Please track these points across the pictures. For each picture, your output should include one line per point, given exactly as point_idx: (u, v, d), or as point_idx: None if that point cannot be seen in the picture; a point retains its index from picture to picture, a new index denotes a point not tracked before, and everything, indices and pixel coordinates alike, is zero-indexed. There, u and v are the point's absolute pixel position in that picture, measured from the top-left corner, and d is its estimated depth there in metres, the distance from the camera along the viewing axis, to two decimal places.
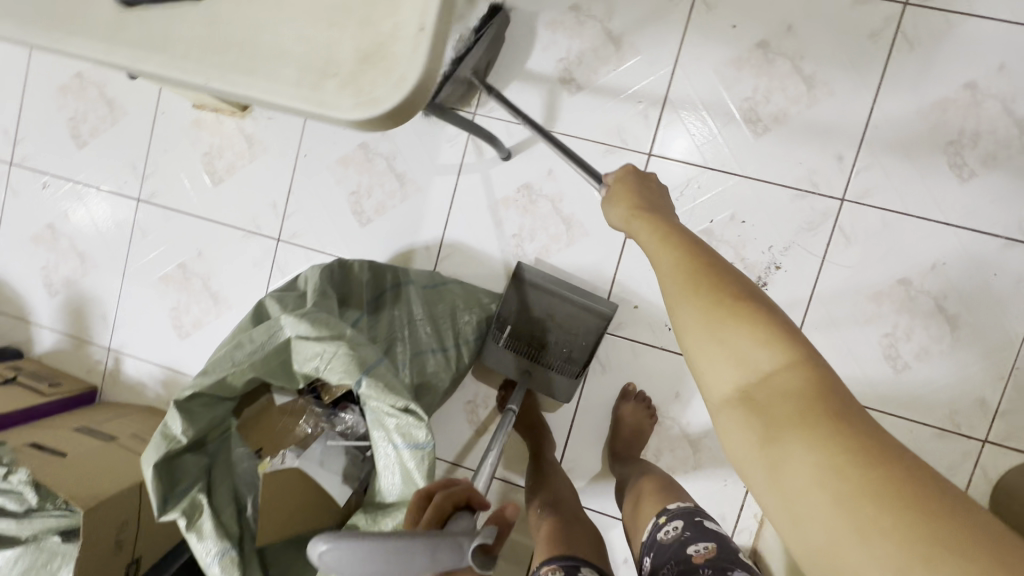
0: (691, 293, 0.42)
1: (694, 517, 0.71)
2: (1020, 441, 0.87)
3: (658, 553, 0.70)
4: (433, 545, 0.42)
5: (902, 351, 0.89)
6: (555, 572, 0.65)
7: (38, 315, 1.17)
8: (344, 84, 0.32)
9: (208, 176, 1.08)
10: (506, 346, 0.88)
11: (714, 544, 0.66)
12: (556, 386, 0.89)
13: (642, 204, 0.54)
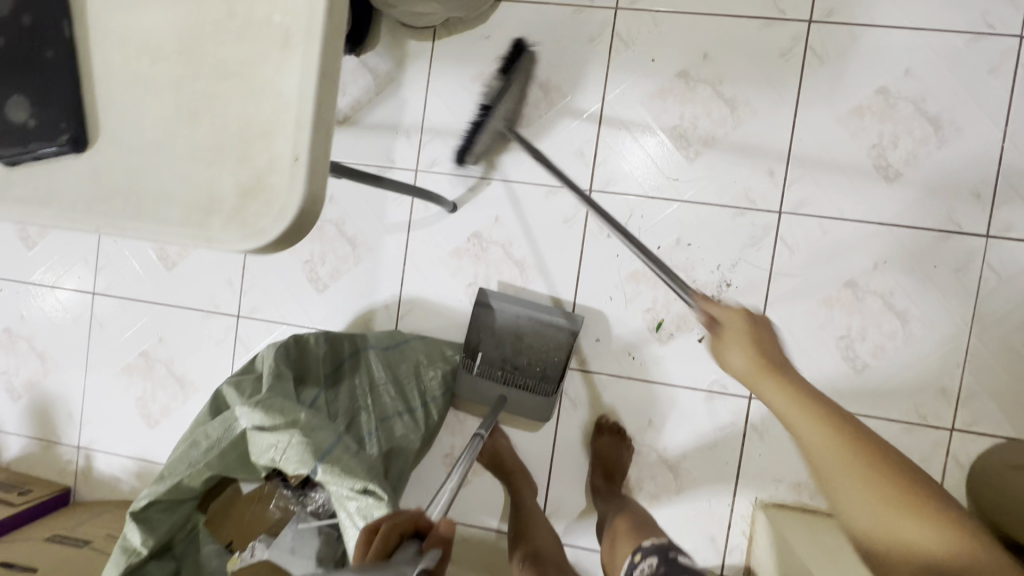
0: (855, 469, 0.48)
1: (667, 553, 0.71)
2: (985, 425, 0.89)
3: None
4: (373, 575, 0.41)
5: (859, 351, 0.91)
6: None
7: (2, 422, 1.15)
8: (228, 218, 0.34)
9: (161, 262, 1.08)
10: (478, 374, 0.87)
11: None
12: (535, 405, 0.86)
13: (768, 356, 0.54)
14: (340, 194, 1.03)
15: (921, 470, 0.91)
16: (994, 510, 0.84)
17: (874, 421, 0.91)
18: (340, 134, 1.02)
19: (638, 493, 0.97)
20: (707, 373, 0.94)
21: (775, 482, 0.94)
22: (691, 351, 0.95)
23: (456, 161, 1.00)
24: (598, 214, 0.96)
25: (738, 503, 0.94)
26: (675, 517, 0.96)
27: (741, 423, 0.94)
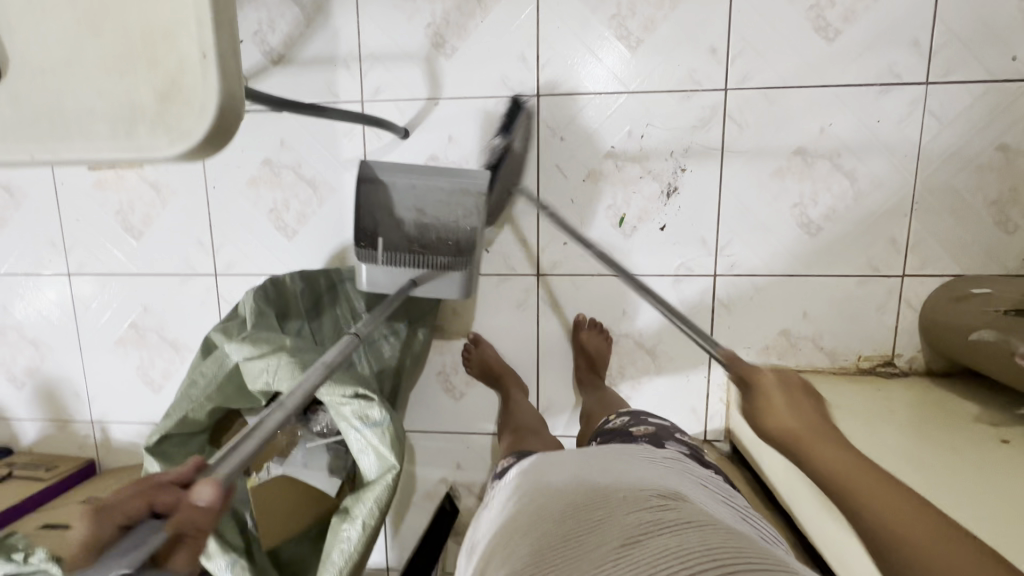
0: (830, 441, 0.56)
1: (637, 415, 0.79)
2: (933, 267, 0.95)
3: (604, 434, 0.78)
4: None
5: (812, 215, 0.95)
6: (509, 459, 0.75)
7: (13, 411, 1.19)
8: (155, 125, 0.35)
9: (128, 233, 1.08)
10: (385, 258, 0.85)
11: (653, 426, 0.74)
12: (445, 285, 0.88)
13: (807, 409, 0.59)
14: (291, 138, 1.02)
15: (877, 318, 0.98)
16: (940, 341, 0.92)
17: (831, 279, 0.97)
18: (278, 74, 0.99)
19: (621, 379, 1.04)
20: (672, 258, 0.99)
21: (745, 349, 1.01)
22: (655, 240, 0.99)
23: (400, 85, 0.98)
24: (549, 119, 0.97)
25: (713, 374, 1.02)
26: (657, 395, 1.04)
27: (707, 300, 1.00)
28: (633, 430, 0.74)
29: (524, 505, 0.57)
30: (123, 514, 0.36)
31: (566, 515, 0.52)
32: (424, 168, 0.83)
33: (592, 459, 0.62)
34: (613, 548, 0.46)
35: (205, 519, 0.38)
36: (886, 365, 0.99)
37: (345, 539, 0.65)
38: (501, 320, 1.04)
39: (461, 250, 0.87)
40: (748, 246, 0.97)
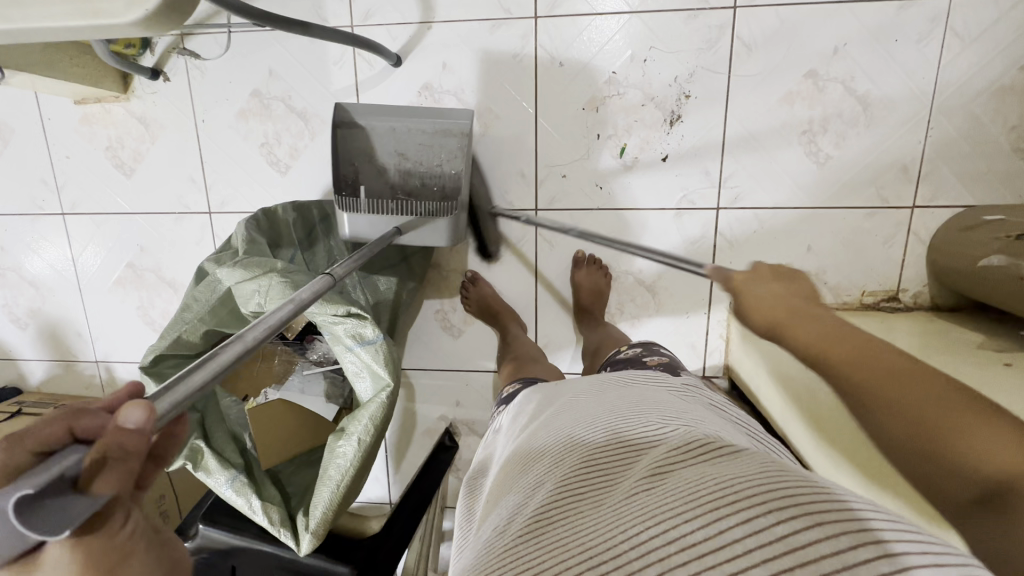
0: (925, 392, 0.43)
1: (650, 345, 0.77)
2: (945, 198, 0.91)
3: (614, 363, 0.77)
4: None
5: (821, 144, 0.92)
6: (513, 386, 0.74)
7: (19, 352, 1.21)
8: None
9: (119, 170, 1.06)
10: (368, 206, 0.83)
11: (666, 356, 0.72)
12: (433, 231, 0.85)
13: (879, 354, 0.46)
14: (280, 67, 0.98)
15: (884, 252, 0.95)
16: (947, 273, 0.89)
17: (839, 211, 0.94)
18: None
19: (620, 316, 1.03)
20: (674, 191, 0.96)
21: None
22: (656, 172, 0.96)
23: (391, 8, 0.93)
24: (547, 43, 0.92)
25: (714, 311, 1.00)
26: (656, 332, 1.03)
27: (709, 235, 0.97)
28: (647, 359, 0.71)
29: (543, 429, 0.52)
30: (39, 441, 0.29)
31: (586, 437, 0.47)
32: (403, 108, 0.85)
33: (613, 388, 0.57)
34: (641, 467, 0.42)
35: (138, 440, 0.30)
36: (890, 301, 0.97)
37: (342, 453, 0.66)
38: (499, 257, 1.02)
39: (445, 192, 0.87)
40: (753, 177, 0.94)
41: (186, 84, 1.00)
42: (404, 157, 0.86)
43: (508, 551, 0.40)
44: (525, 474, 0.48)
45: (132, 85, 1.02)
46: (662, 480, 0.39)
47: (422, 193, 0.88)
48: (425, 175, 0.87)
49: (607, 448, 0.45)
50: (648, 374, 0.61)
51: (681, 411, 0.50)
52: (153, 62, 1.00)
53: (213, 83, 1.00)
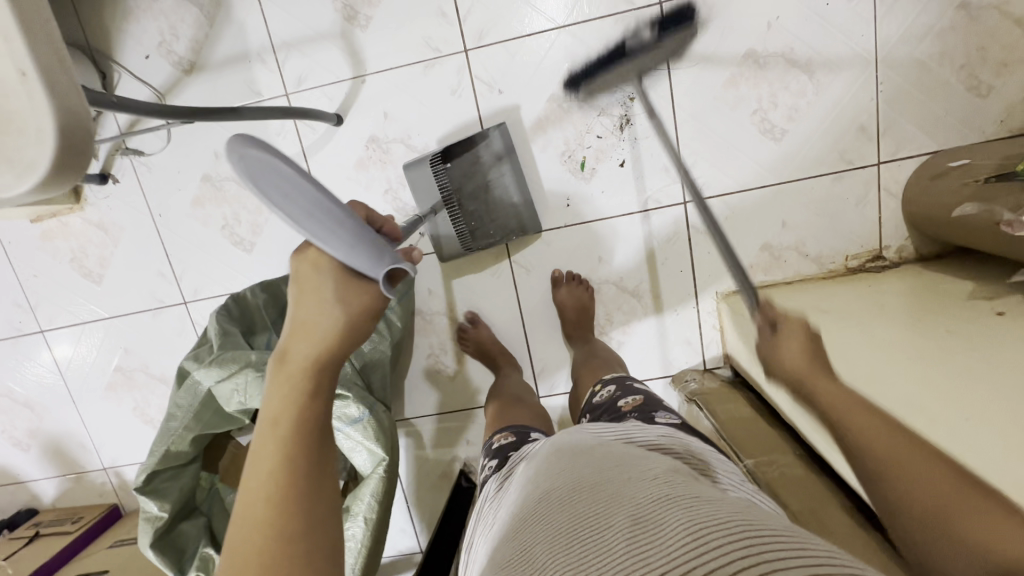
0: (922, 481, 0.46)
1: (624, 382, 0.77)
2: (910, 148, 0.90)
3: (593, 410, 0.76)
4: (355, 232, 0.49)
5: (775, 119, 0.91)
6: (506, 438, 0.73)
7: (27, 474, 1.19)
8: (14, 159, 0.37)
9: (88, 278, 1.06)
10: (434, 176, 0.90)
11: (641, 396, 0.71)
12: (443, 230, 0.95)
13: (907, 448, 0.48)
14: (224, 147, 0.97)
15: (859, 213, 0.93)
16: (926, 224, 0.88)
17: (806, 182, 0.93)
18: (193, 83, 0.94)
19: (610, 327, 1.02)
20: (639, 193, 0.95)
21: (730, 272, 0.97)
22: (618, 179, 0.95)
23: (322, 70, 0.93)
24: (482, 74, 0.91)
25: (702, 304, 0.99)
26: (650, 336, 1.01)
27: (682, 230, 0.96)
28: (621, 403, 0.71)
29: (530, 492, 0.50)
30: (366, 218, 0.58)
31: (571, 497, 0.45)
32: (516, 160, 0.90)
33: (598, 441, 0.55)
34: (624, 524, 0.39)
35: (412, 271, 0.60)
36: (875, 260, 0.95)
37: (350, 536, 0.65)
38: (478, 291, 1.01)
39: (474, 234, 0.93)
40: (713, 164, 0.93)
41: (136, 183, 1.00)
42: (492, 177, 0.91)
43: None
44: (507, 542, 0.45)
45: (84, 193, 1.02)
46: (640, 539, 0.36)
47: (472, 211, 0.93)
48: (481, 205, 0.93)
49: (591, 507, 0.42)
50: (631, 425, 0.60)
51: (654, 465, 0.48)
52: (99, 167, 0.99)
53: (162, 176, 0.99)
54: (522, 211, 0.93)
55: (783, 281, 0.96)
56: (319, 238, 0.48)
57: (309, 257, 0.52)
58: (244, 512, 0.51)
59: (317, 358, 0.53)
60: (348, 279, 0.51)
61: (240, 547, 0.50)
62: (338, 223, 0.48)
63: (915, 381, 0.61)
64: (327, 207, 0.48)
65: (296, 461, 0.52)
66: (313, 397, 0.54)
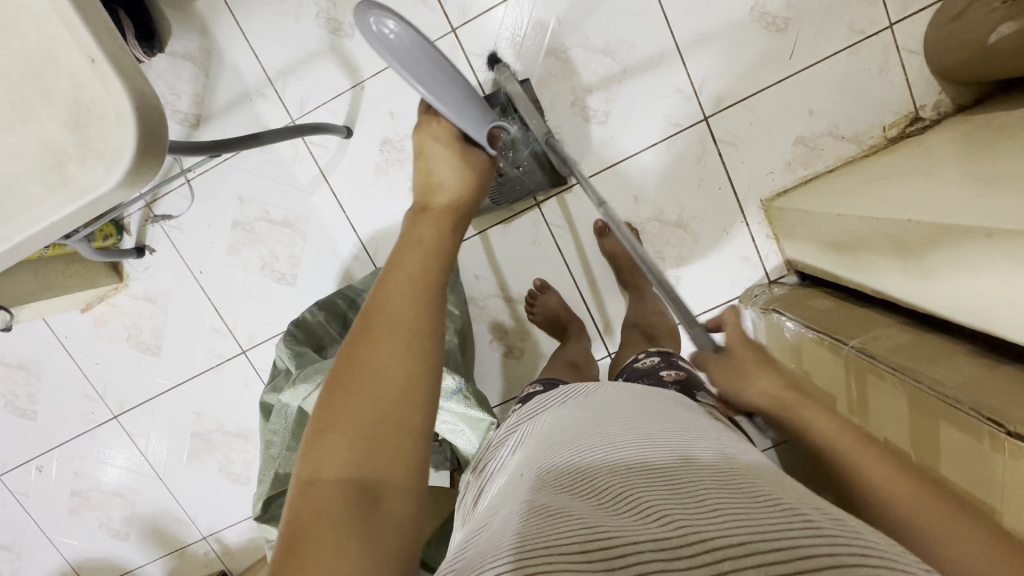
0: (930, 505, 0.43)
1: (669, 355, 0.76)
2: (918, 2, 0.88)
3: (633, 374, 0.75)
4: (465, 94, 0.50)
5: (774, 11, 0.89)
6: (537, 386, 0.72)
7: (132, 563, 1.19)
8: (84, 159, 0.32)
9: (147, 352, 1.07)
10: None
11: (684, 373, 0.70)
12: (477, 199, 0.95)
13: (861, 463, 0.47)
14: (246, 189, 0.99)
15: (884, 81, 0.91)
16: (959, 71, 0.85)
17: (822, 64, 0.91)
18: (202, 134, 0.96)
19: (663, 263, 0.99)
20: (656, 121, 0.94)
21: (770, 175, 0.95)
22: (633, 112, 0.93)
23: (322, 87, 0.94)
24: (474, 49, 0.92)
25: (750, 215, 0.96)
26: (707, 262, 0.98)
27: (710, 146, 0.94)
28: (663, 375, 0.70)
29: (586, 429, 0.49)
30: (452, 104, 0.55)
31: (637, 468, 0.42)
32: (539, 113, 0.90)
33: (655, 406, 0.55)
34: (708, 487, 0.38)
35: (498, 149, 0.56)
36: (914, 123, 0.92)
37: None
38: (524, 264, 1.00)
39: (501, 191, 0.94)
40: (724, 72, 0.92)
41: (171, 246, 1.02)
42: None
43: (540, 519, 0.35)
44: (563, 465, 0.44)
45: (125, 270, 1.04)
46: (728, 499, 0.36)
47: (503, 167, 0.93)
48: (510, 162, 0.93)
49: (666, 466, 0.42)
50: (667, 397, 0.60)
51: (720, 452, 0.46)
52: (134, 241, 1.02)
53: (194, 233, 1.01)
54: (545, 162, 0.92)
55: (827, 169, 0.93)
56: (433, 92, 0.49)
57: (428, 127, 0.52)
58: (379, 306, 0.42)
59: (455, 205, 0.49)
60: (455, 140, 0.51)
61: (370, 343, 0.40)
62: (442, 72, 0.49)
63: (982, 176, 0.62)
64: (443, 66, 0.49)
65: (441, 269, 0.45)
66: (456, 228, 0.49)
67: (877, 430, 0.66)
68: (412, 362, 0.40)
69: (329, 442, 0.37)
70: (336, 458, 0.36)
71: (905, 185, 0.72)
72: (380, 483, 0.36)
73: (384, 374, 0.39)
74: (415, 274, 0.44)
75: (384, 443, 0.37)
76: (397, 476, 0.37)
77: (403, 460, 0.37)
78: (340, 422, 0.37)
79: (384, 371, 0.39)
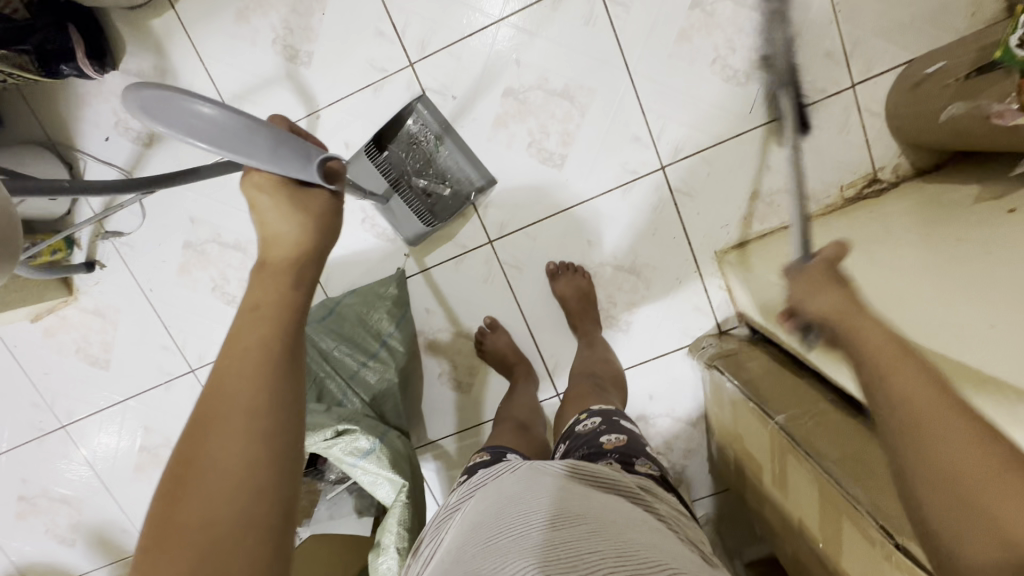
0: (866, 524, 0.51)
1: (609, 415, 0.71)
2: (882, 63, 0.86)
3: (576, 441, 0.70)
4: (277, 136, 0.47)
5: (736, 64, 0.88)
6: (483, 456, 0.69)
7: (78, 570, 1.19)
8: None
9: (95, 365, 1.07)
10: (384, 163, 0.90)
11: (624, 437, 0.66)
12: (406, 220, 0.93)
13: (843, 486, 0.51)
14: (198, 210, 0.98)
15: (843, 141, 0.90)
16: (916, 137, 0.84)
17: (782, 120, 0.90)
18: (154, 154, 0.95)
19: (614, 308, 0.99)
20: (613, 167, 0.93)
21: (724, 228, 0.94)
22: (590, 155, 0.92)
23: (276, 114, 0.93)
24: (431, 86, 0.91)
25: (703, 267, 0.96)
26: (658, 309, 0.98)
27: (666, 195, 0.93)
28: (601, 441, 0.65)
29: (507, 504, 0.46)
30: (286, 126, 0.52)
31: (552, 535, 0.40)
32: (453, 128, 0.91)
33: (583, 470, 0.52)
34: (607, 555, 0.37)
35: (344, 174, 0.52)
36: (871, 184, 0.91)
37: (385, 569, 0.63)
38: (475, 301, 1.00)
39: (433, 211, 0.93)
40: (683, 122, 0.90)
41: (122, 263, 1.01)
42: (427, 151, 0.91)
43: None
44: (477, 546, 0.42)
45: (76, 284, 1.04)
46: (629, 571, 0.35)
47: (430, 182, 0.92)
48: (433, 175, 0.92)
49: (578, 536, 0.40)
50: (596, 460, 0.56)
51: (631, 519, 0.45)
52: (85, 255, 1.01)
53: (144, 251, 1.00)
54: (470, 169, 0.92)
55: (782, 226, 0.92)
56: (235, 150, 0.46)
57: (253, 178, 0.49)
58: (216, 398, 0.38)
59: (297, 260, 0.46)
60: (283, 186, 0.49)
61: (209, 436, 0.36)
62: (247, 124, 0.46)
63: (934, 254, 0.61)
64: (255, 128, 0.46)
65: (287, 341, 0.41)
66: (302, 286, 0.45)
67: (794, 507, 0.67)
68: (250, 455, 0.36)
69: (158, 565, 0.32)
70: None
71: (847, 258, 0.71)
72: None
73: (218, 474, 0.35)
74: (253, 352, 0.40)
75: (223, 561, 0.33)
76: None
77: (250, 569, 0.33)
78: (179, 538, 0.33)
79: (220, 475, 0.35)
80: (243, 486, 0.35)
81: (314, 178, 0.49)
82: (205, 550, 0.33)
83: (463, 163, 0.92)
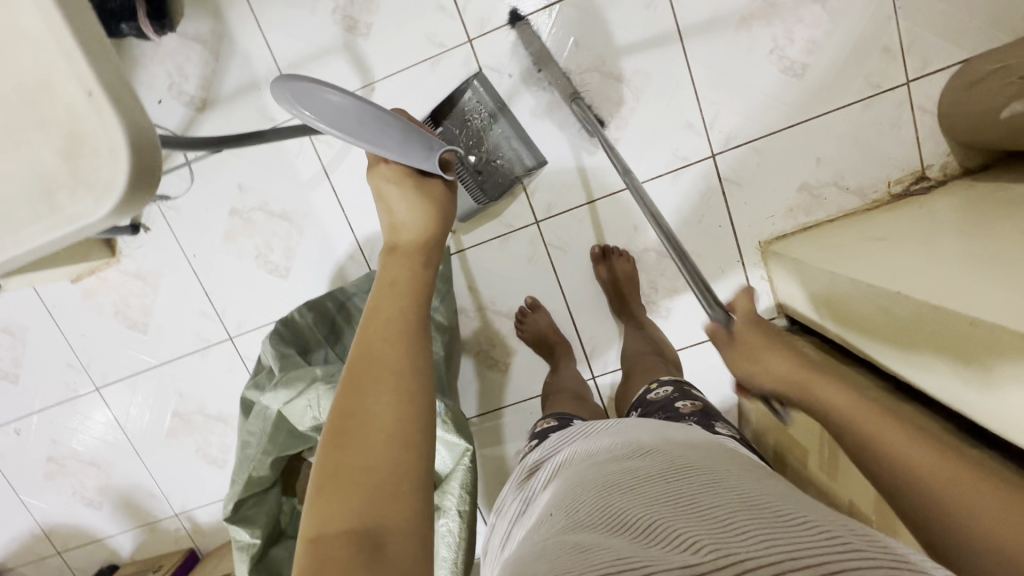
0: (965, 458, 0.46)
1: (682, 384, 0.73)
2: (938, 61, 0.87)
3: (646, 408, 0.72)
4: (405, 128, 0.49)
5: (793, 55, 0.88)
6: (550, 420, 0.71)
7: (102, 533, 1.20)
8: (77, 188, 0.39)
9: (133, 329, 1.07)
10: None
11: (700, 402, 0.67)
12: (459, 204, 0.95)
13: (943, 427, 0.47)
14: (247, 178, 0.98)
15: (894, 137, 0.91)
16: (968, 136, 0.84)
17: (835, 113, 0.90)
18: (207, 119, 0.95)
19: (656, 293, 0.99)
20: (663, 152, 0.93)
21: (771, 218, 0.95)
22: (641, 140, 0.93)
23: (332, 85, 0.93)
24: (488, 64, 0.91)
25: (747, 256, 0.96)
26: None
27: (715, 183, 0.94)
28: (678, 405, 0.67)
29: (606, 461, 0.49)
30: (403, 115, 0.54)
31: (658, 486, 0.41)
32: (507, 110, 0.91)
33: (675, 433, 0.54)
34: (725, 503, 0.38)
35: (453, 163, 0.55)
36: (918, 181, 0.92)
37: (446, 530, 0.66)
38: (519, 281, 1.00)
39: (483, 188, 0.93)
40: (736, 111, 0.91)
41: (166, 227, 1.02)
42: (480, 135, 0.91)
43: (569, 555, 0.34)
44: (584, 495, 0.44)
45: (119, 246, 1.04)
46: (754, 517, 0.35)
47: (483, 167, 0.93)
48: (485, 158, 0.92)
49: (688, 486, 0.41)
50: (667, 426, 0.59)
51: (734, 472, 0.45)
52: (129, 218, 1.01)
53: (190, 216, 1.01)
54: (522, 153, 0.92)
55: (828, 219, 0.93)
56: (369, 142, 0.48)
57: (380, 171, 0.53)
58: (366, 362, 0.44)
59: (424, 246, 0.52)
60: (408, 177, 0.52)
61: (361, 394, 0.42)
62: (381, 119, 0.48)
63: (993, 246, 0.62)
64: (386, 121, 0.48)
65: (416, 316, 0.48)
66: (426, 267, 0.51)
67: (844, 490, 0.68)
68: (398, 409, 0.42)
69: (336, 499, 0.38)
70: (348, 512, 0.37)
71: (904, 249, 0.72)
72: (382, 531, 0.37)
73: (375, 425, 0.41)
74: (396, 323, 0.46)
75: (385, 494, 0.38)
76: (402, 520, 0.38)
77: (409, 502, 0.39)
78: (348, 477, 0.39)
79: (377, 424, 0.41)
80: (394, 436, 0.41)
81: (433, 169, 0.52)
82: (372, 486, 0.38)
83: (516, 147, 0.92)
